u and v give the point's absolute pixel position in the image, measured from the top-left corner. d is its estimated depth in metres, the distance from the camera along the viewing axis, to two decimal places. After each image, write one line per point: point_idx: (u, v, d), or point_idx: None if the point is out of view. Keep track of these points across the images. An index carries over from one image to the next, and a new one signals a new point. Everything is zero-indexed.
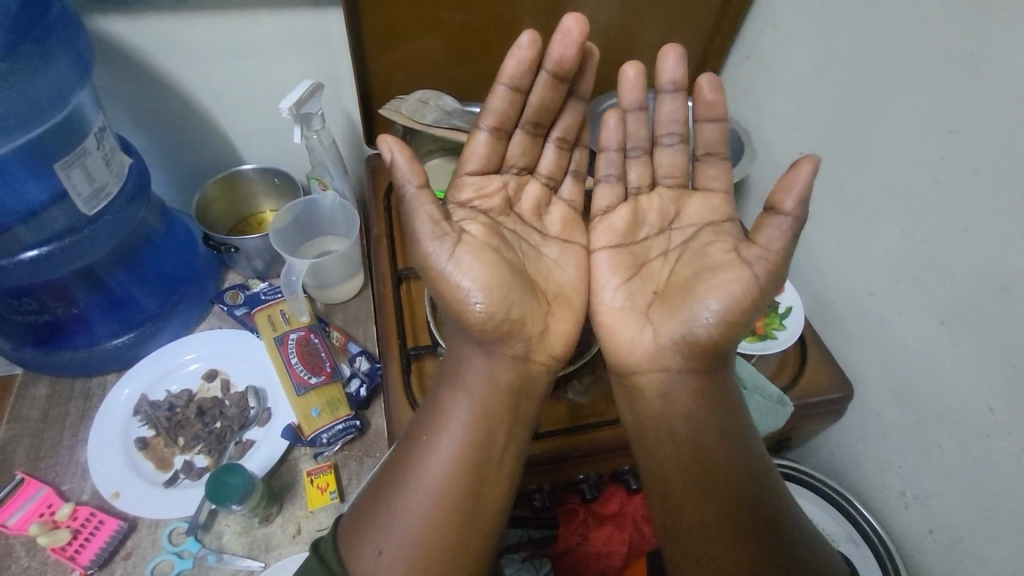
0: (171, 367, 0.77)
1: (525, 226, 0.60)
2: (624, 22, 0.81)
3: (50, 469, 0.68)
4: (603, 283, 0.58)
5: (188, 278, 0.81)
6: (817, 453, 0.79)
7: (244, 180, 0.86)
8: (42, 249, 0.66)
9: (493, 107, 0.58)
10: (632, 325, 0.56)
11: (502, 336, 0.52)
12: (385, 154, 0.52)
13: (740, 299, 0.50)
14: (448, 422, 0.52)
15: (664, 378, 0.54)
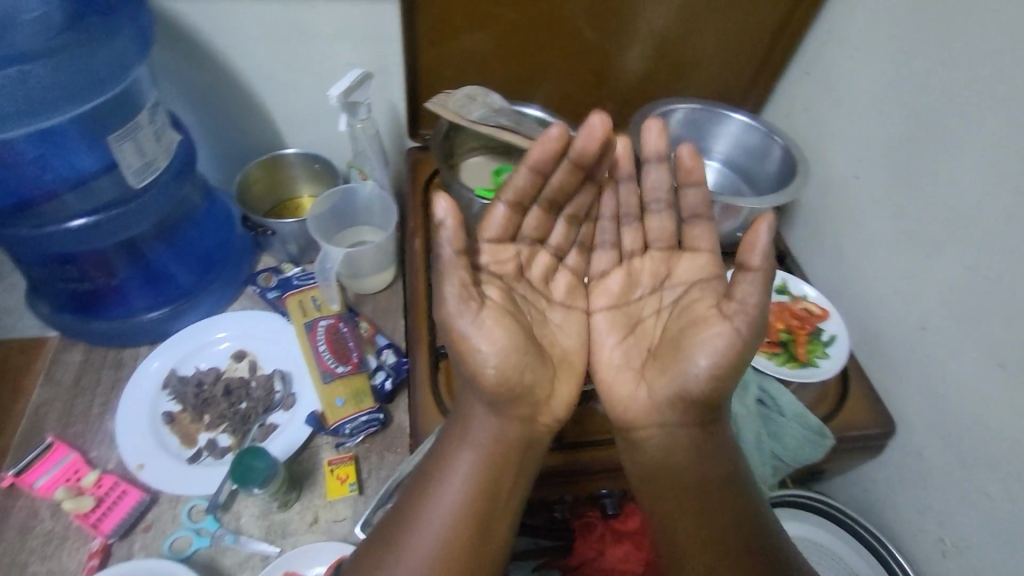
0: (200, 345, 0.77)
1: (534, 292, 0.57)
2: (681, 30, 0.79)
3: (78, 435, 0.69)
4: (600, 343, 0.57)
5: (224, 258, 0.81)
6: (848, 489, 0.76)
7: (285, 164, 0.86)
8: (91, 218, 0.67)
9: (514, 185, 0.55)
10: (627, 383, 0.54)
11: (512, 391, 0.51)
12: (438, 212, 0.49)
13: (728, 353, 0.48)
14: (453, 469, 0.51)
15: (661, 433, 0.53)
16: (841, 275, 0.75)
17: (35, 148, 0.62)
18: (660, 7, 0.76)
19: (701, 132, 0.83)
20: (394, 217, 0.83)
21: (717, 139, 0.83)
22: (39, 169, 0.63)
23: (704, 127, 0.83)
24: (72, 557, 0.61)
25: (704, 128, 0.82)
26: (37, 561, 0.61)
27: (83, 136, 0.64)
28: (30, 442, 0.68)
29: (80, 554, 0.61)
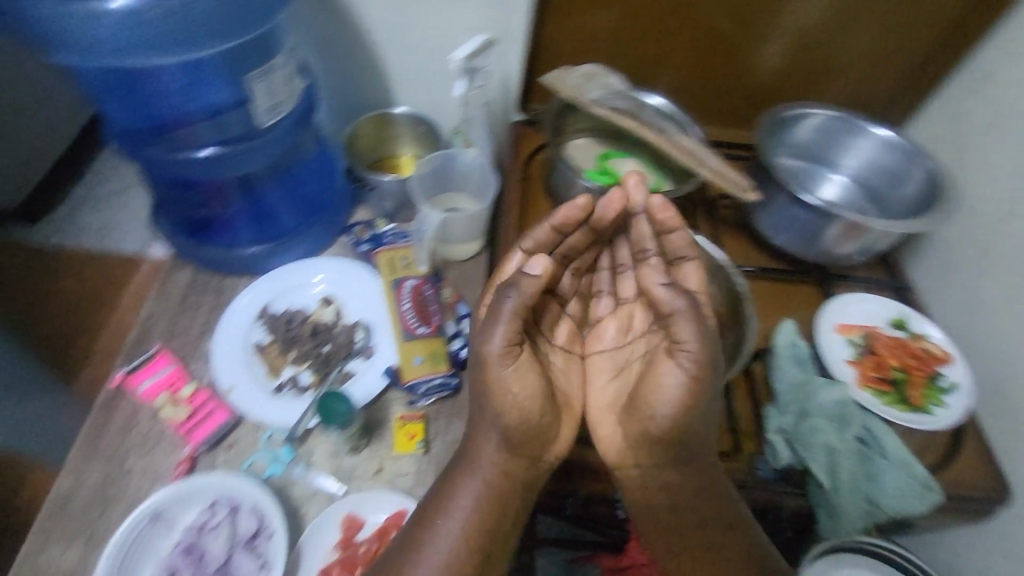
0: (295, 285, 0.81)
1: (541, 338, 0.57)
2: (831, 26, 0.73)
3: (179, 349, 0.74)
4: (593, 381, 0.58)
5: (325, 206, 0.84)
6: (935, 548, 0.70)
7: (393, 122, 0.87)
8: (217, 149, 0.70)
9: (533, 238, 0.56)
10: (610, 421, 0.55)
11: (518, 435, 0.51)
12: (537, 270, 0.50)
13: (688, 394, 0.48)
14: (455, 506, 0.52)
15: (639, 474, 0.53)
16: (972, 319, 0.68)
17: (176, 80, 0.64)
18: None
19: (834, 141, 0.76)
20: (492, 189, 0.81)
21: (849, 152, 0.76)
22: (177, 96, 0.65)
23: (835, 137, 0.76)
24: (165, 459, 0.65)
25: (838, 138, 0.76)
26: (134, 456, 0.65)
27: (225, 69, 0.65)
28: (137, 348, 0.73)
29: (171, 458, 0.65)
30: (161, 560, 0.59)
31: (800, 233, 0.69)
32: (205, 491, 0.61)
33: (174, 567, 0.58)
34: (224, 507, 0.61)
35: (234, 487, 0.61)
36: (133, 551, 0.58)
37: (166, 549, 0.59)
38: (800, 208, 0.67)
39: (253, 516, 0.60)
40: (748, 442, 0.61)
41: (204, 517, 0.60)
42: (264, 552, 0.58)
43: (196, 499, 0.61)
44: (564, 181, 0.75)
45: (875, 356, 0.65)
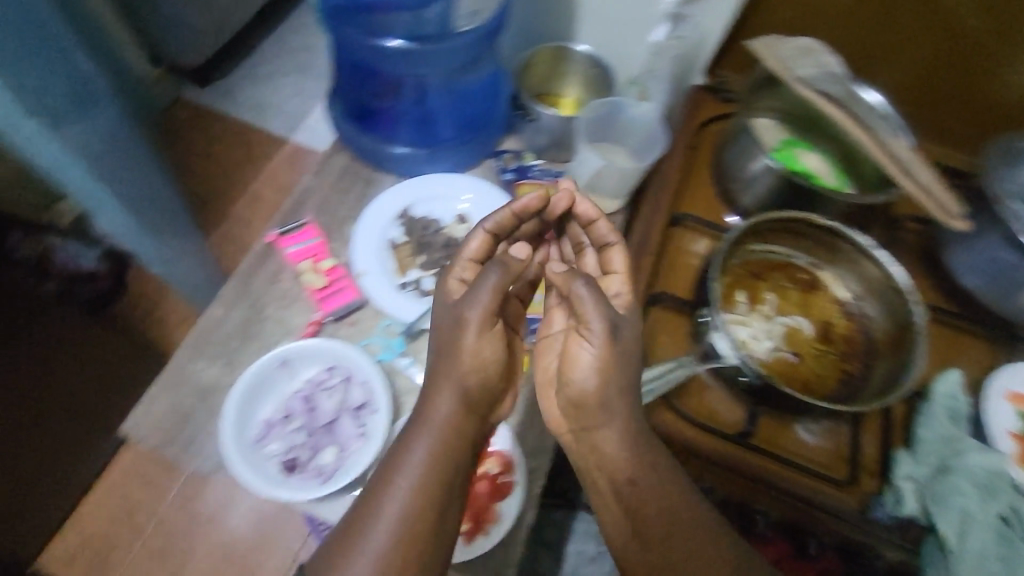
0: (439, 194, 0.81)
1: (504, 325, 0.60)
2: None
3: (326, 226, 0.79)
4: (540, 356, 0.59)
5: (483, 127, 0.84)
6: None
7: (570, 59, 0.85)
8: (405, 43, 0.72)
9: (494, 220, 0.58)
10: (550, 394, 0.57)
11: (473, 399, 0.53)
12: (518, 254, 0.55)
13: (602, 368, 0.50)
14: (407, 466, 0.50)
15: (582, 439, 0.52)
16: None
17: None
18: None
19: None
20: (659, 149, 0.76)
21: None
22: None
23: None
24: (298, 317, 0.71)
25: None
26: (274, 306, 0.72)
27: None
28: (292, 213, 0.79)
29: (303, 318, 0.71)
30: (280, 403, 0.65)
31: (996, 280, 0.61)
32: (328, 354, 0.66)
33: (289, 411, 0.65)
34: (341, 372, 0.66)
35: (353, 358, 0.66)
36: (261, 386, 0.64)
37: (285, 395, 0.66)
38: (1008, 252, 0.59)
39: (364, 389, 0.65)
40: (867, 479, 0.58)
41: (322, 378, 0.66)
42: (367, 422, 0.63)
43: (319, 359, 0.67)
44: (740, 158, 0.70)
45: None
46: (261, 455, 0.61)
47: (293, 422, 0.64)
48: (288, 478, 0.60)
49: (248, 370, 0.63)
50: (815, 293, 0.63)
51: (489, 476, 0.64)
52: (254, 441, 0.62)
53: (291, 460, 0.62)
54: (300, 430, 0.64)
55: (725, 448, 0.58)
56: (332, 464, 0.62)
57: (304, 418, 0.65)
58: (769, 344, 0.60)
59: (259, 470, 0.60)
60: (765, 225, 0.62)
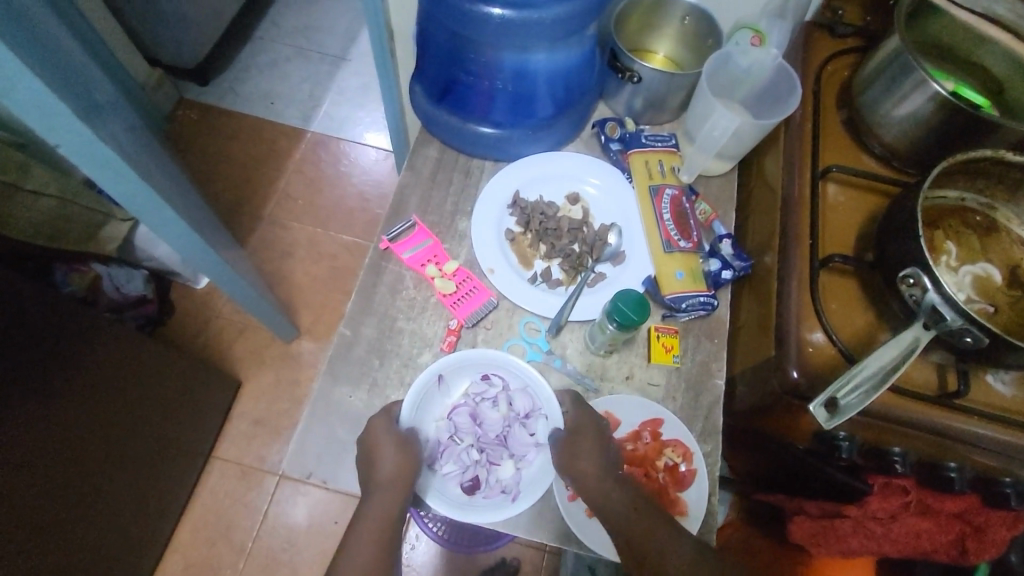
0: (559, 176, 0.77)
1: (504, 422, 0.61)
2: None
3: (435, 225, 0.73)
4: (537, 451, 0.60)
5: (577, 101, 0.78)
6: None
7: (669, 9, 0.78)
8: (505, 12, 0.65)
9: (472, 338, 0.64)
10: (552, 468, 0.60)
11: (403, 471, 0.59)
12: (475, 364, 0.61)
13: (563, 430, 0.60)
14: (367, 522, 0.59)
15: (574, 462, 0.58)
16: None
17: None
18: None
19: None
20: (786, 101, 0.72)
21: None
22: None
23: None
24: (433, 327, 0.67)
25: None
26: (404, 318, 0.67)
27: None
28: (395, 215, 0.73)
29: (438, 326, 0.67)
30: (439, 421, 0.62)
31: None
32: (479, 363, 0.62)
33: (453, 429, 0.61)
34: (498, 381, 0.62)
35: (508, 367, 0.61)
36: (419, 407, 0.60)
37: (442, 411, 0.62)
38: None
39: (528, 396, 0.61)
40: None
41: (479, 389, 0.62)
42: (539, 428, 0.61)
43: (471, 369, 0.62)
44: (890, 97, 0.64)
45: None
46: (438, 479, 0.60)
47: (461, 440, 0.61)
48: (474, 499, 0.59)
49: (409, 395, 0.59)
50: (995, 234, 0.60)
51: (669, 466, 0.62)
52: (426, 465, 0.60)
53: (470, 480, 0.60)
54: (470, 446, 0.61)
55: (927, 409, 0.56)
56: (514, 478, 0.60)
57: (470, 434, 0.61)
58: (963, 296, 0.57)
59: (444, 496, 0.59)
60: (946, 167, 0.58)
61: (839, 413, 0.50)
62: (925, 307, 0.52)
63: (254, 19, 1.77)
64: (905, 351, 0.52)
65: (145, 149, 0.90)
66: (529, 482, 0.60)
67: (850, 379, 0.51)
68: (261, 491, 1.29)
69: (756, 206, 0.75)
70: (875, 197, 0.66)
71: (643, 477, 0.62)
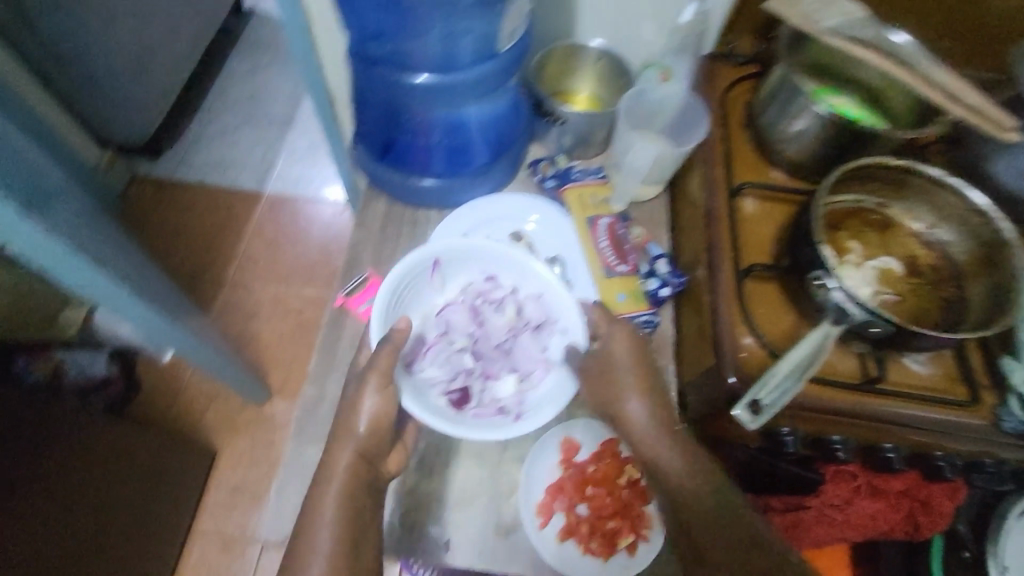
0: (501, 218, 0.82)
1: (516, 337, 0.67)
2: None
3: (389, 276, 0.76)
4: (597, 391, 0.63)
5: (512, 146, 0.84)
6: None
7: (583, 55, 0.85)
8: (433, 77, 0.70)
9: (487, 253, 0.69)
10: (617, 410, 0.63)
11: (372, 449, 0.60)
12: (495, 273, 0.69)
13: (615, 397, 0.63)
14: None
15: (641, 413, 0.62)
16: None
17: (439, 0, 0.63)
18: None
19: None
20: (698, 126, 0.78)
21: None
22: (433, 14, 0.64)
23: None
24: None
25: None
26: None
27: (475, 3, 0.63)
28: (349, 271, 0.76)
29: None
30: (429, 315, 0.68)
31: None
32: (484, 263, 0.69)
33: (448, 325, 0.68)
34: (506, 291, 0.69)
35: (516, 271, 0.68)
36: (420, 293, 0.67)
37: (435, 306, 0.68)
38: None
39: (538, 304, 0.67)
40: (987, 394, 0.61)
41: (483, 288, 0.69)
42: (546, 342, 0.66)
43: (476, 271, 0.69)
44: (784, 116, 0.71)
45: None
46: (432, 377, 0.64)
47: (456, 339, 0.67)
48: (466, 410, 0.62)
49: (406, 267, 0.65)
50: (892, 230, 0.66)
51: (631, 482, 0.66)
52: (421, 358, 0.65)
53: (465, 388, 0.64)
54: (464, 351, 0.67)
55: (853, 398, 0.60)
56: (511, 394, 0.64)
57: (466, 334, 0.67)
58: (869, 290, 0.63)
59: (436, 398, 0.62)
60: (844, 174, 0.64)
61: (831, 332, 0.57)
62: (832, 306, 0.58)
63: (199, 90, 1.81)
64: (818, 345, 0.57)
65: (97, 230, 0.91)
66: (528, 399, 0.63)
67: (770, 380, 0.56)
68: (245, 562, 1.25)
69: (684, 225, 0.80)
70: (788, 207, 0.72)
71: (608, 496, 0.65)
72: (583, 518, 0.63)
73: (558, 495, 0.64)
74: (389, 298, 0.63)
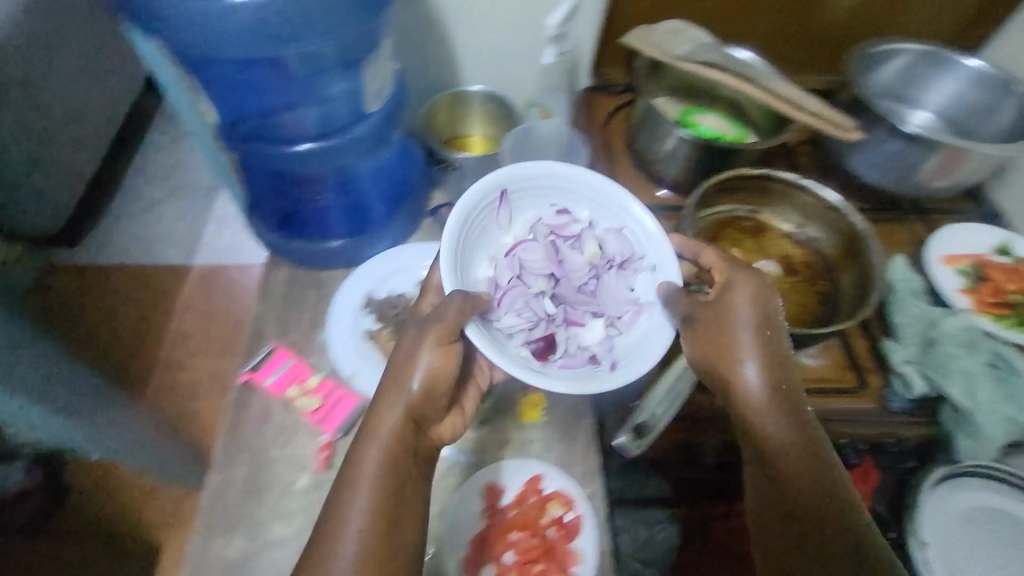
0: (399, 268, 0.81)
1: (607, 279, 0.56)
2: None
3: (296, 343, 0.75)
4: (717, 344, 0.53)
5: (410, 193, 0.84)
6: None
7: (468, 101, 0.87)
8: (315, 144, 0.71)
9: (561, 184, 0.58)
10: (725, 365, 0.52)
11: (423, 410, 0.51)
12: (572, 201, 0.58)
13: (725, 357, 0.52)
14: None
15: (757, 387, 0.51)
16: None
17: (299, 69, 0.63)
18: None
19: (917, 82, 0.79)
20: (580, 152, 0.81)
21: (928, 88, 0.79)
22: (293, 84, 0.64)
23: (919, 75, 0.78)
24: (304, 448, 0.67)
25: (920, 79, 0.78)
26: (276, 448, 0.67)
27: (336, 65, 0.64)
28: (253, 345, 0.74)
29: (311, 446, 0.67)
30: (498, 257, 0.56)
31: (898, 171, 0.71)
32: (555, 194, 0.58)
33: (519, 267, 0.55)
34: (579, 222, 0.58)
35: (593, 202, 0.58)
36: (478, 227, 0.55)
37: (502, 246, 0.56)
38: (899, 142, 0.69)
39: (620, 239, 0.57)
40: (873, 376, 0.63)
41: (555, 223, 0.57)
42: (634, 281, 0.55)
43: (543, 199, 0.58)
44: (655, 138, 0.74)
45: (991, 283, 0.65)
46: (504, 337, 0.52)
47: (533, 282, 0.55)
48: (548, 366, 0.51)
49: (466, 198, 0.53)
50: (765, 234, 0.70)
51: (556, 519, 0.64)
52: (491, 310, 0.52)
53: (541, 342, 0.52)
54: (542, 296, 0.55)
55: None
56: (599, 341, 0.53)
57: (544, 275, 0.55)
58: None
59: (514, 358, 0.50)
60: (709, 189, 0.68)
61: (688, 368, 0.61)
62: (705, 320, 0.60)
63: None
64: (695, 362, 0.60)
65: None
66: (621, 345, 0.53)
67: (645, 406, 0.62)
68: None
69: None
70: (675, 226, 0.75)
71: (534, 538, 0.63)
72: (510, 565, 0.62)
73: (484, 547, 0.63)
74: (458, 236, 0.53)
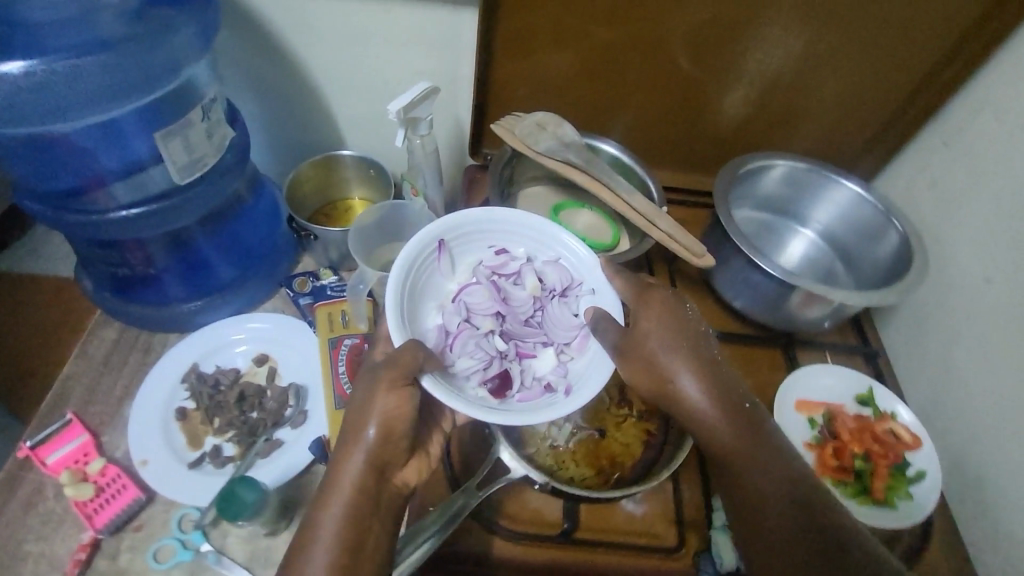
0: (235, 342, 0.75)
1: (555, 305, 0.51)
2: (805, 70, 0.68)
3: (96, 416, 0.69)
4: (649, 367, 0.49)
5: (265, 257, 0.78)
6: None
7: (343, 166, 0.83)
8: (134, 211, 0.63)
9: (495, 224, 0.53)
10: (661, 381, 0.49)
11: (384, 459, 0.47)
12: (507, 236, 0.53)
13: (661, 381, 0.49)
14: None
15: (697, 397, 0.48)
16: (947, 388, 0.64)
17: (89, 139, 0.58)
18: (781, 40, 0.66)
19: (804, 194, 0.72)
20: None
21: (819, 205, 0.72)
22: (91, 154, 0.59)
23: (805, 188, 0.72)
24: (67, 542, 0.61)
25: (807, 190, 0.72)
26: (33, 540, 0.61)
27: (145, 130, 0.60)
28: (49, 415, 0.68)
29: (72, 542, 0.61)
30: (445, 305, 0.51)
31: (758, 299, 0.65)
32: (493, 234, 0.53)
33: (466, 311, 0.50)
34: (519, 258, 0.53)
35: (529, 235, 0.53)
36: (418, 285, 0.50)
37: (448, 293, 0.51)
38: (755, 272, 0.63)
39: (560, 267, 0.52)
40: (694, 534, 0.57)
41: (495, 263, 0.52)
42: (578, 308, 0.51)
43: (478, 242, 0.53)
44: None
45: (837, 441, 0.60)
46: (455, 376, 0.47)
47: (481, 322, 0.49)
48: (506, 401, 0.47)
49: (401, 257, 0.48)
50: None
51: None
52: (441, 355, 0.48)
53: (496, 377, 0.48)
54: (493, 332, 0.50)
55: (558, 554, 0.55)
56: (554, 370, 0.49)
57: (491, 314, 0.49)
58: (570, 427, 0.60)
59: (464, 395, 0.45)
60: None
61: (472, 495, 0.53)
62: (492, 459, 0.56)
63: None
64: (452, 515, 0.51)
65: None
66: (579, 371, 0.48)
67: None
68: None
69: None
70: None
71: None
72: None
73: None
74: (399, 290, 0.48)
